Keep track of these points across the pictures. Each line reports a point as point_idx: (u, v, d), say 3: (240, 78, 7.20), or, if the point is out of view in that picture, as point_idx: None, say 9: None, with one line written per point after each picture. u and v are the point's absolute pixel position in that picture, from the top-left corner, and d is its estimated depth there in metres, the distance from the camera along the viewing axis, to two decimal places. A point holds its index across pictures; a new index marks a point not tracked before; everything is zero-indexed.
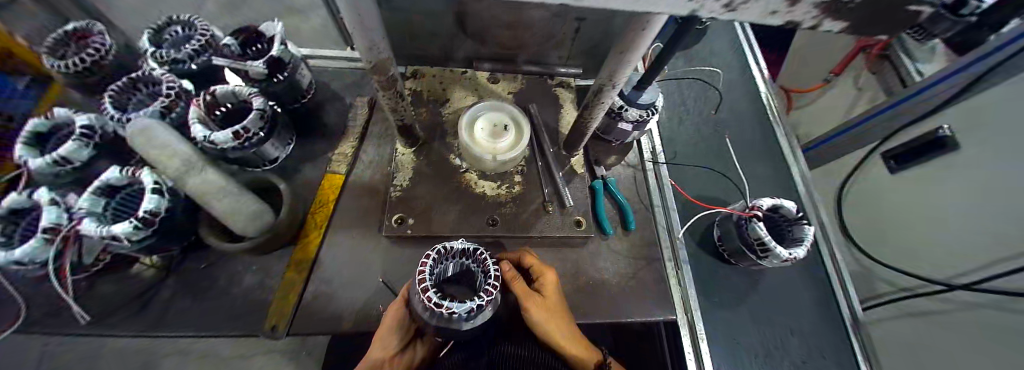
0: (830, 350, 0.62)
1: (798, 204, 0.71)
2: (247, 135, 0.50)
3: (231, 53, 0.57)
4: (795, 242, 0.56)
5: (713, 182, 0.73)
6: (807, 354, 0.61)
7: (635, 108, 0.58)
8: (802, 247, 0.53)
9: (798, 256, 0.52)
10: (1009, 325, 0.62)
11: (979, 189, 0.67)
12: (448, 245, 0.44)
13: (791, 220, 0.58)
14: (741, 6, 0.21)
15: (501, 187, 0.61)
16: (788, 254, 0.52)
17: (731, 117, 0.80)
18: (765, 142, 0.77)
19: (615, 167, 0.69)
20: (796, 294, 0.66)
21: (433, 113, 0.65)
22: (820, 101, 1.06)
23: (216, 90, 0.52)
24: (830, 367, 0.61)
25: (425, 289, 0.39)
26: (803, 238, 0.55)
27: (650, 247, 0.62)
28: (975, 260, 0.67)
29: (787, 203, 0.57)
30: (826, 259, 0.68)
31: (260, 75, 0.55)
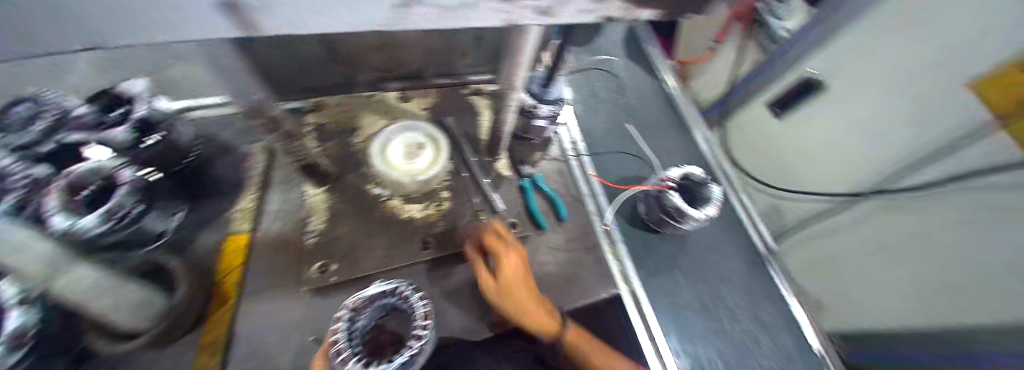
0: (754, 288, 0.70)
1: (706, 166, 0.78)
2: (121, 214, 0.41)
3: (86, 121, 0.46)
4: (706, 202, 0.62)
5: (633, 160, 0.77)
6: (735, 297, 0.68)
7: (546, 105, 0.60)
8: (711, 206, 0.60)
9: (710, 215, 0.59)
10: None
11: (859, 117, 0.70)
12: (361, 296, 0.42)
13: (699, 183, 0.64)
14: (554, 9, 0.22)
15: (430, 207, 0.59)
16: (701, 215, 0.58)
17: (637, 97, 0.86)
18: (670, 115, 0.84)
19: (542, 163, 0.70)
20: (721, 247, 0.73)
21: (342, 144, 0.61)
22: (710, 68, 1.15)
23: (76, 170, 0.41)
24: (756, 303, 0.68)
25: (346, 357, 0.37)
26: (711, 196, 0.61)
27: (584, 235, 0.64)
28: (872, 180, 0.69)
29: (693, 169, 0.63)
30: (738, 209, 0.77)
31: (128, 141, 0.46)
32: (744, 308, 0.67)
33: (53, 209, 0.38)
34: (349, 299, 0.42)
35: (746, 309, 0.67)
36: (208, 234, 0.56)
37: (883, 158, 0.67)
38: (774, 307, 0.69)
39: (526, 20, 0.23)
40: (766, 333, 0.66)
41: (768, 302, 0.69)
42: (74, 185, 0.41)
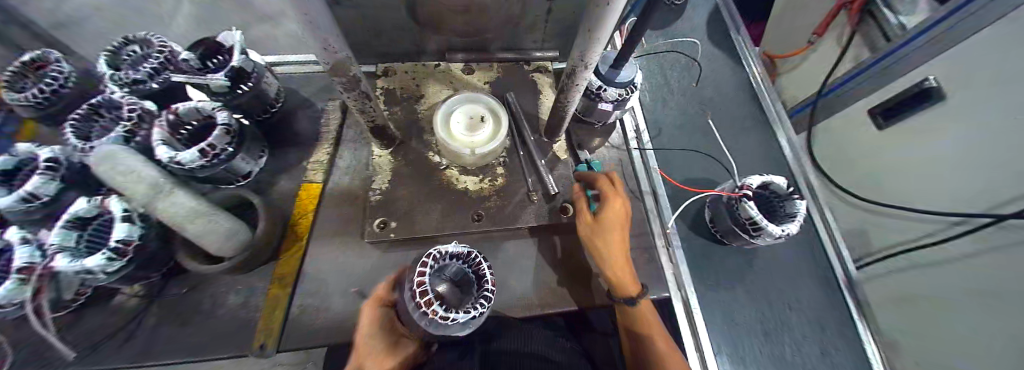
0: (826, 314, 0.63)
1: (786, 172, 0.70)
2: (213, 152, 0.47)
3: (190, 67, 0.53)
4: (788, 217, 0.55)
5: (701, 159, 0.71)
6: (802, 318, 0.62)
7: (614, 88, 0.56)
8: (794, 222, 0.53)
9: (790, 232, 0.52)
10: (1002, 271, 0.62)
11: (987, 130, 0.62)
12: (442, 248, 0.43)
13: (782, 195, 0.57)
14: None
15: (484, 181, 0.59)
16: (780, 231, 0.52)
17: (714, 91, 0.78)
18: (750, 114, 0.76)
19: (600, 149, 0.67)
20: (791, 267, 0.66)
21: (409, 111, 0.62)
22: (807, 62, 1.04)
23: (178, 108, 0.48)
24: (829, 332, 0.62)
25: (426, 296, 0.37)
26: (796, 212, 0.54)
27: (640, 229, 0.61)
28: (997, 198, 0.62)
29: (777, 178, 0.56)
30: (818, 226, 0.68)
31: (223, 87, 0.51)
32: (810, 337, 0.61)
33: (159, 137, 0.46)
34: (431, 248, 0.43)
35: (812, 339, 0.61)
36: (284, 181, 0.61)
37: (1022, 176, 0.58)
38: (845, 341, 0.61)
39: None
40: (831, 368, 0.59)
41: (843, 333, 0.62)
42: (175, 120, 0.49)
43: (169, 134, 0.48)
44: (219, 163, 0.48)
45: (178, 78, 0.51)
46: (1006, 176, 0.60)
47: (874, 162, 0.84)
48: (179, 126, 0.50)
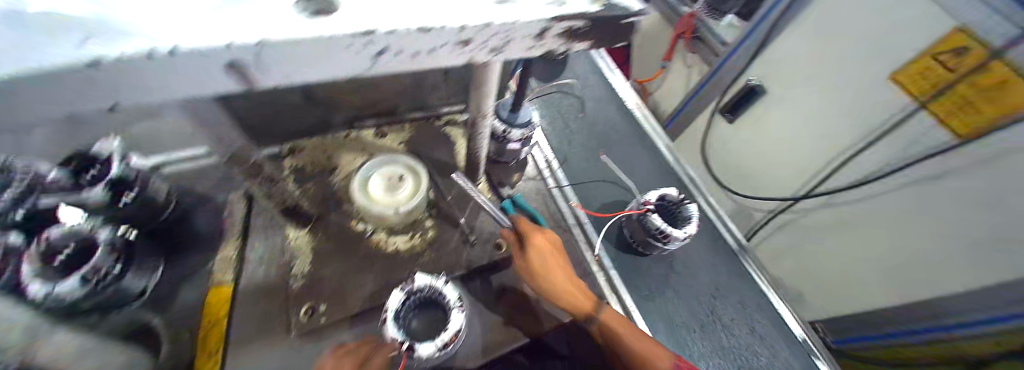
0: (740, 289, 0.74)
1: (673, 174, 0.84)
2: (99, 275, 0.43)
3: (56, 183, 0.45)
4: (686, 220, 0.67)
5: (612, 183, 0.81)
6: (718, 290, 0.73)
7: (517, 128, 0.66)
8: (690, 224, 0.66)
9: (690, 233, 0.64)
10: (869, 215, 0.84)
11: (812, 108, 0.87)
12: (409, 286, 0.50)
13: (676, 203, 0.69)
14: (503, 47, 0.23)
15: (414, 238, 0.60)
16: (683, 234, 0.64)
17: (604, 122, 0.91)
18: (636, 132, 0.90)
19: (520, 183, 0.76)
20: (708, 263, 0.75)
21: (324, 184, 0.62)
22: (666, 82, 1.32)
23: (52, 234, 0.43)
24: (745, 304, 0.72)
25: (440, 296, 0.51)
26: (690, 215, 0.67)
27: (567, 244, 0.69)
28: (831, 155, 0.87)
29: (668, 190, 0.69)
30: (711, 214, 0.81)
31: (103, 202, 0.47)
32: (737, 317, 0.70)
33: (29, 277, 0.40)
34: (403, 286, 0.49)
35: (740, 319, 0.70)
36: (189, 293, 0.55)
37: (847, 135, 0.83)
38: (769, 318, 0.71)
39: (480, 59, 0.24)
40: (757, 337, 0.69)
41: (756, 302, 0.72)
42: (48, 248, 0.43)
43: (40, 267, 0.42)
44: (107, 285, 0.44)
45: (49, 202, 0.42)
46: (830, 140, 0.86)
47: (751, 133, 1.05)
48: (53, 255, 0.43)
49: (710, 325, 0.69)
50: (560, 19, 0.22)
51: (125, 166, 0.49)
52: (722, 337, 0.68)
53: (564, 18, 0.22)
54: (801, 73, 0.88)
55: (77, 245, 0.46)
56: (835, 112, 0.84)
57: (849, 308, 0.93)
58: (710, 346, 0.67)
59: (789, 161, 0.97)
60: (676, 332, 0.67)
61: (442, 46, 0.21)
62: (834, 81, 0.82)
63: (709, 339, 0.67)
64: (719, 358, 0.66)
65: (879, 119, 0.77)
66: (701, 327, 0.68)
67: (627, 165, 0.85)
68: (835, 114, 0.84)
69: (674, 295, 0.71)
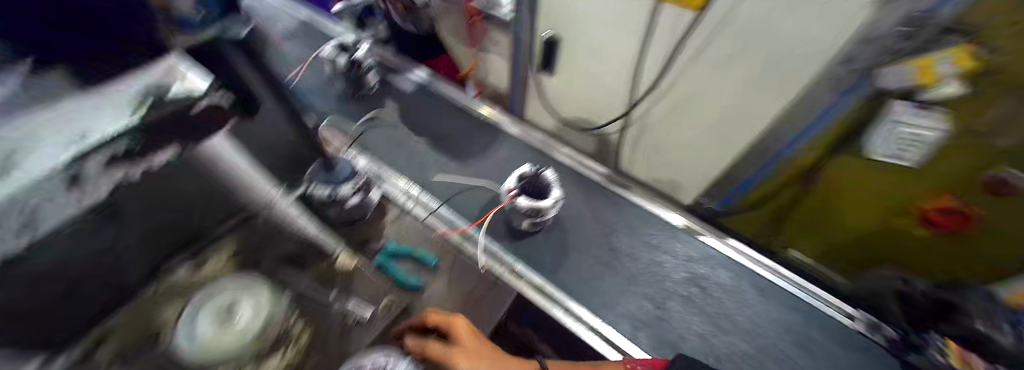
0: (619, 212, 0.81)
1: (519, 149, 0.95)
2: None
3: None
4: (550, 187, 0.69)
5: (483, 188, 0.87)
6: (609, 228, 0.78)
7: (346, 185, 0.63)
8: (555, 190, 0.67)
9: (557, 198, 0.66)
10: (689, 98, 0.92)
11: (599, 35, 0.93)
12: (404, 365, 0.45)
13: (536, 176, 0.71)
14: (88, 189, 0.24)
15: (288, 354, 0.51)
16: (550, 202, 0.65)
17: (452, 139, 0.97)
18: (485, 133, 0.98)
19: (389, 227, 0.71)
20: (590, 206, 0.82)
21: None
22: None
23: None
24: (629, 226, 0.79)
25: None
26: (551, 181, 0.69)
27: (456, 260, 0.68)
28: (629, 67, 0.95)
29: (522, 168, 0.70)
30: (569, 160, 0.90)
31: None
32: (633, 242, 0.76)
33: None
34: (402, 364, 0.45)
35: (636, 242, 0.77)
36: None
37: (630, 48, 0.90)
38: (655, 224, 0.80)
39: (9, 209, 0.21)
40: (662, 251, 0.76)
41: (636, 213, 0.81)
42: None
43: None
44: None
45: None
46: (622, 56, 0.94)
47: (572, 78, 1.11)
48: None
49: (615, 262, 0.74)
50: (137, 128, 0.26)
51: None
52: (629, 266, 0.73)
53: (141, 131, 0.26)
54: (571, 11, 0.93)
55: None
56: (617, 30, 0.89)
57: (705, 175, 1.08)
58: (623, 281, 0.71)
59: (614, 87, 1.04)
60: (591, 285, 0.70)
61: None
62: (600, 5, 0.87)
63: (620, 275, 0.72)
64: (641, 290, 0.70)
65: (641, 29, 0.85)
66: (609, 269, 0.72)
67: (486, 167, 0.92)
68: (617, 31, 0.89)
69: (576, 253, 0.74)
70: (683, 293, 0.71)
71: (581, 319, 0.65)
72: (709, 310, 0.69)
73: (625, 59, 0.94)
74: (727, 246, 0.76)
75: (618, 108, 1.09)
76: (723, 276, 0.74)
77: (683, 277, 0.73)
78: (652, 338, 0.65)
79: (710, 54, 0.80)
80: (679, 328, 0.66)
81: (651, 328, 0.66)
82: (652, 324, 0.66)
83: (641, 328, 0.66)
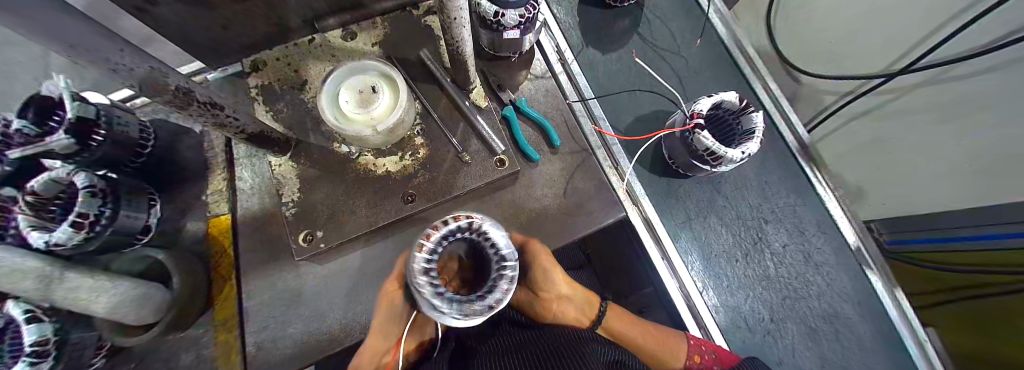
0: (784, 194, 0.67)
1: (724, 65, 0.72)
2: (104, 192, 0.43)
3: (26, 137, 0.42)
4: (747, 135, 0.54)
5: (648, 93, 0.69)
6: (769, 214, 0.66)
7: (512, 10, 0.50)
8: (753, 141, 0.51)
9: (750, 151, 0.51)
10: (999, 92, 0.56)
11: None
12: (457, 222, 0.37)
13: (737, 112, 0.55)
14: None
15: (404, 158, 0.53)
16: (740, 154, 0.50)
17: (646, 9, 0.75)
18: (690, 20, 0.74)
19: (525, 83, 0.64)
20: (758, 177, 0.67)
21: (297, 102, 0.54)
22: None
23: (31, 187, 0.40)
24: (787, 222, 0.66)
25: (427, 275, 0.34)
26: (753, 128, 0.53)
27: (582, 153, 0.60)
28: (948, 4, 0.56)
29: (727, 96, 0.54)
30: (767, 105, 0.70)
31: (66, 148, 0.42)
32: (791, 246, 0.65)
33: (25, 227, 0.40)
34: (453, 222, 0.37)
35: (793, 247, 0.65)
36: (195, 223, 0.55)
37: None
38: (823, 234, 0.66)
39: None
40: (814, 266, 0.64)
41: (801, 202, 0.67)
42: (38, 199, 0.42)
43: (34, 217, 0.41)
44: (109, 215, 0.43)
45: (13, 153, 0.41)
46: None
47: None
48: (44, 203, 0.42)
49: (755, 254, 0.64)
50: None
51: (78, 105, 0.43)
52: (769, 266, 0.64)
53: None
54: None
55: (64, 197, 0.44)
56: None
57: (897, 209, 0.76)
58: (753, 277, 0.64)
59: (887, 30, 0.66)
60: (713, 259, 0.64)
61: None
62: None
63: (752, 269, 0.64)
64: (760, 289, 0.63)
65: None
66: (745, 257, 0.64)
67: (667, 62, 0.72)
68: None
69: (715, 219, 0.65)
70: (810, 323, 0.62)
71: (679, 277, 0.61)
72: (826, 353, 0.62)
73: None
74: (889, 296, 0.63)
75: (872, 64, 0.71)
76: (869, 333, 0.62)
77: (821, 309, 0.63)
78: (747, 341, 0.61)
79: None
80: (781, 348, 0.61)
81: (754, 334, 0.62)
82: (757, 332, 0.62)
83: (742, 329, 0.62)
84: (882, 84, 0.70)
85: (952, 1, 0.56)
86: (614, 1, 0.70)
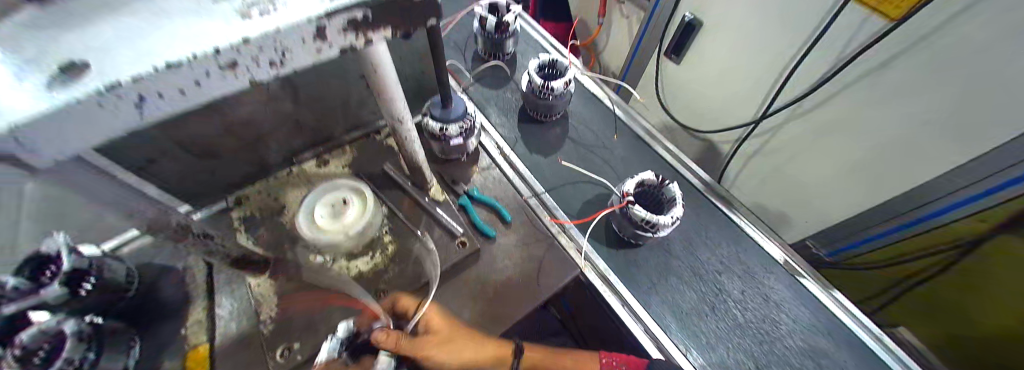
0: (717, 237, 0.77)
1: (639, 141, 0.89)
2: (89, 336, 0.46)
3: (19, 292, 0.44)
4: (670, 203, 0.67)
5: (585, 180, 0.82)
6: (721, 268, 0.73)
7: (452, 124, 0.64)
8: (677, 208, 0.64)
9: (676, 218, 0.63)
10: (832, 120, 0.79)
11: (752, 28, 0.84)
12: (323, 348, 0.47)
13: (658, 184, 0.69)
14: (287, 60, 0.20)
15: (375, 256, 0.60)
16: (671, 219, 0.63)
17: (570, 117, 0.93)
18: (604, 113, 0.94)
19: (476, 176, 0.76)
20: (691, 224, 0.78)
21: (277, 226, 0.61)
22: (611, 34, 1.40)
23: (19, 340, 0.42)
24: (736, 270, 0.73)
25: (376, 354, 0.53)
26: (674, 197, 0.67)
27: (529, 223, 0.70)
28: (773, 71, 0.85)
29: (647, 175, 0.69)
30: (676, 164, 0.86)
31: (60, 298, 0.46)
32: (748, 290, 0.71)
33: None
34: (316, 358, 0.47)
35: (751, 291, 0.71)
36: (167, 363, 0.56)
37: (786, 48, 0.80)
38: (770, 272, 0.73)
39: (266, 76, 0.20)
40: (775, 306, 0.70)
41: (729, 234, 0.77)
42: (25, 352, 0.43)
43: None
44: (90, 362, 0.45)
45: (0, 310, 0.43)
46: (769, 55, 0.83)
47: (698, 69, 1.02)
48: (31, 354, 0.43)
49: (720, 306, 0.69)
50: (325, 16, 0.19)
51: (75, 258, 0.48)
52: (736, 314, 0.68)
53: (329, 14, 0.20)
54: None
55: (48, 346, 0.45)
56: (777, 25, 0.79)
57: (815, 219, 0.93)
58: (727, 328, 0.67)
59: (741, 92, 0.94)
60: (686, 318, 0.68)
61: (207, 75, 0.18)
62: None
63: (723, 321, 0.68)
64: (738, 339, 0.66)
65: (813, 25, 0.73)
66: (712, 310, 0.69)
67: (597, 149, 0.87)
68: (779, 25, 0.78)
69: (675, 279, 0.72)
70: (795, 364, 0.64)
71: (641, 320, 0.66)
72: None
73: (772, 60, 0.83)
74: (840, 308, 0.68)
75: (744, 115, 0.97)
76: (852, 362, 0.65)
77: (799, 348, 0.66)
78: None
79: (890, 77, 0.67)
80: None
81: None
82: None
83: None
84: (755, 129, 0.95)
85: (773, 67, 0.84)
86: (543, 116, 0.88)
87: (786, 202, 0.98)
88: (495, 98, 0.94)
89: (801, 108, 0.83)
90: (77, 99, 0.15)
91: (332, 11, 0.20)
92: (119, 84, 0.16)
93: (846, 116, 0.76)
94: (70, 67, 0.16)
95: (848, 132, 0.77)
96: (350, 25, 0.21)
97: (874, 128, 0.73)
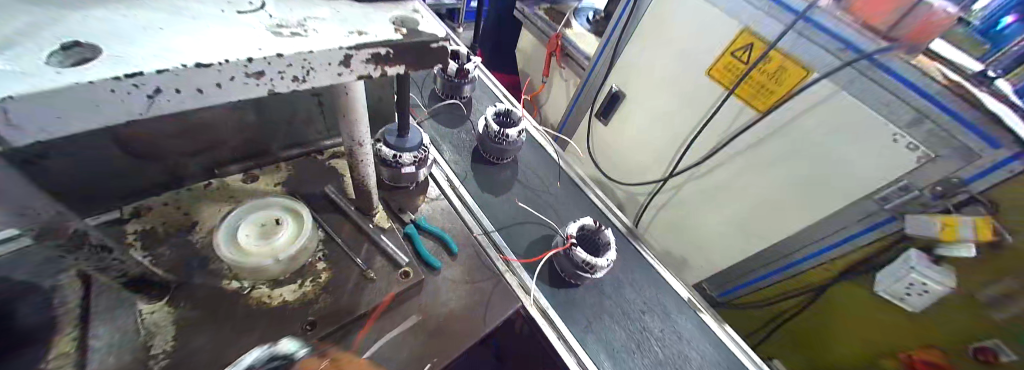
0: (638, 276, 0.88)
1: (576, 189, 1.00)
2: None
3: None
4: (605, 247, 0.77)
5: (527, 217, 0.89)
6: (644, 307, 0.83)
7: (407, 152, 0.66)
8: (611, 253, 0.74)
9: (610, 262, 0.72)
10: (720, 184, 1.01)
11: (661, 107, 1.08)
12: None
13: (595, 229, 0.79)
14: (307, 77, 0.25)
15: (303, 285, 0.55)
16: (605, 262, 0.72)
17: (520, 162, 1.01)
18: (546, 160, 1.05)
19: (423, 205, 0.77)
20: (619, 265, 0.89)
21: (181, 245, 0.52)
22: (552, 95, 1.61)
23: None
24: (656, 310, 0.83)
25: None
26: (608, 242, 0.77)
27: (473, 256, 0.71)
28: (675, 142, 1.07)
29: (586, 221, 0.78)
30: (605, 209, 0.99)
31: None
32: (666, 329, 0.81)
33: None
34: None
35: (668, 329, 0.81)
36: None
37: (684, 126, 1.03)
38: (685, 314, 0.84)
39: (285, 89, 0.25)
40: (686, 342, 0.80)
41: (648, 274, 0.89)
42: None
43: None
44: None
45: None
46: (673, 129, 1.06)
47: (621, 133, 1.23)
48: None
49: (645, 343, 0.77)
50: (354, 48, 0.26)
51: None
52: (657, 350, 0.77)
53: (358, 47, 0.26)
54: (647, 78, 1.09)
55: None
56: (679, 108, 1.03)
57: (709, 265, 1.13)
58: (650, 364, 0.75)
59: (653, 156, 1.15)
60: (617, 355, 0.74)
61: (233, 79, 0.22)
62: (671, 84, 1.03)
63: (647, 357, 0.75)
64: None
65: (704, 112, 0.98)
66: (639, 347, 0.76)
67: (539, 192, 0.96)
68: (680, 107, 1.02)
69: (608, 318, 0.78)
70: None
71: (576, 353, 0.71)
72: None
73: (675, 133, 1.06)
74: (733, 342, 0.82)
75: (654, 175, 1.17)
76: None
77: None
78: None
79: (755, 156, 0.91)
80: None
81: None
82: None
83: None
84: (663, 187, 1.14)
85: (676, 139, 1.07)
86: (495, 159, 0.95)
87: (688, 250, 1.17)
88: (448, 135, 0.99)
89: (698, 173, 1.04)
90: (99, 81, 0.18)
91: (361, 45, 0.26)
92: (145, 74, 0.19)
93: (729, 182, 0.98)
94: (79, 51, 0.19)
95: (731, 195, 0.99)
96: (370, 58, 0.27)
97: (749, 194, 0.95)
